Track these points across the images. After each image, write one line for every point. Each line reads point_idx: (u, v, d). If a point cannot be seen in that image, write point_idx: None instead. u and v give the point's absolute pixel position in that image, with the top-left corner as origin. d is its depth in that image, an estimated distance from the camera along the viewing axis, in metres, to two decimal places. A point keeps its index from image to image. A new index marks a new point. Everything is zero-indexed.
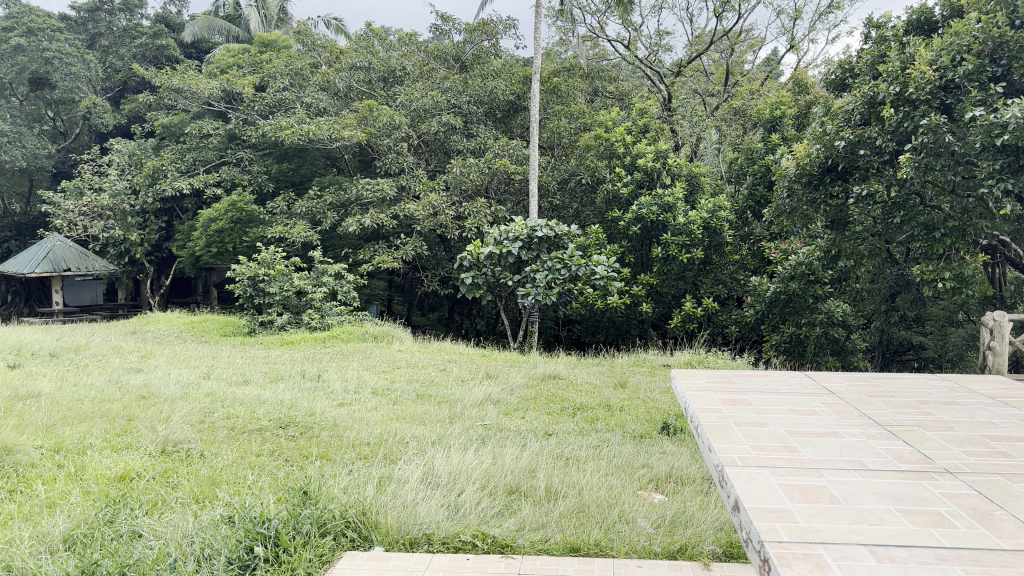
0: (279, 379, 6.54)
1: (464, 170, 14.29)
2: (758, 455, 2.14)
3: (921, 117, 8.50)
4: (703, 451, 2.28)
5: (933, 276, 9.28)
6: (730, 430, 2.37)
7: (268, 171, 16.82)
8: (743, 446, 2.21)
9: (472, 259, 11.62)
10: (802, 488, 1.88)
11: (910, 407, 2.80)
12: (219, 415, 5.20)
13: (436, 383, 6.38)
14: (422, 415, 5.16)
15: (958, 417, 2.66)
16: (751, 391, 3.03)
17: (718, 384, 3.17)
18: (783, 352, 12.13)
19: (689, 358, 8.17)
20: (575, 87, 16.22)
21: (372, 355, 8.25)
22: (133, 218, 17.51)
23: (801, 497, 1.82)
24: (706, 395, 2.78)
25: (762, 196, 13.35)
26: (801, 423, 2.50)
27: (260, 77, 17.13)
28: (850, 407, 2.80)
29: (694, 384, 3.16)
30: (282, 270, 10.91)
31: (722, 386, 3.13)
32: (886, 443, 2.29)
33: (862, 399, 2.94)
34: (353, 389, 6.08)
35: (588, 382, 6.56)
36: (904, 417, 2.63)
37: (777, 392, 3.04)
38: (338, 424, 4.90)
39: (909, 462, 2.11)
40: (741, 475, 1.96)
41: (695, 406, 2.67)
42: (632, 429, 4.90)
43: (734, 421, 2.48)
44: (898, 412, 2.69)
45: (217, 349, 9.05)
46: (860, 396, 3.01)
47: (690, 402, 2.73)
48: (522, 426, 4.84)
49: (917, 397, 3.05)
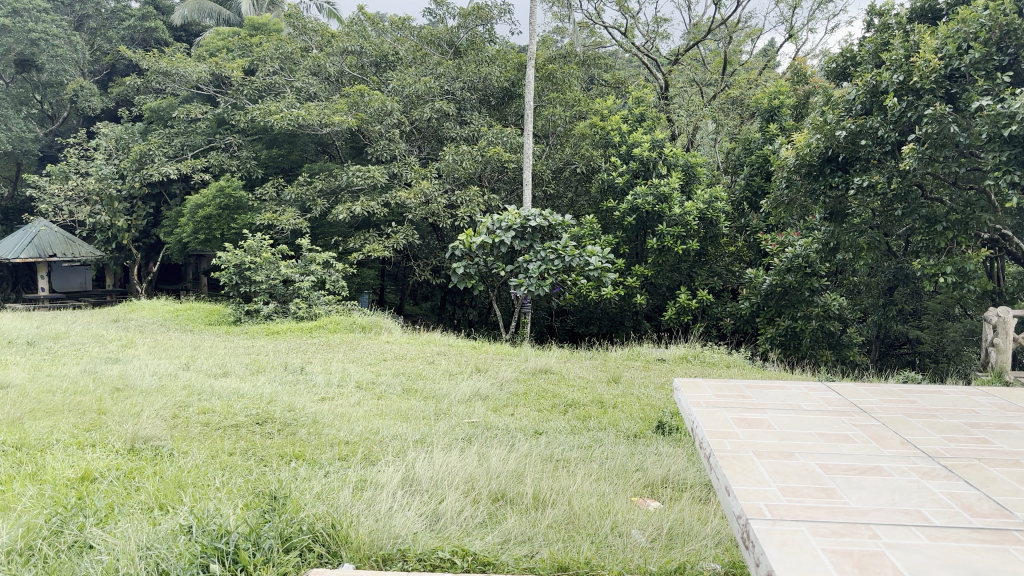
0: (260, 372, 6.31)
1: (457, 158, 14.04)
2: (789, 500, 1.73)
3: (926, 106, 8.29)
4: (719, 491, 1.90)
5: (934, 271, 9.03)
6: (751, 463, 2.00)
7: (257, 157, 16.51)
8: (770, 486, 1.82)
9: (464, 249, 11.36)
10: (854, 553, 1.45)
11: (960, 434, 2.48)
12: (194, 410, 4.96)
13: (423, 377, 6.16)
14: (406, 412, 4.92)
15: (1021, 447, 2.33)
16: (771, 411, 2.71)
17: (732, 401, 2.85)
18: (779, 344, 11.98)
19: (685, 352, 7.95)
20: (570, 74, 15.94)
21: (360, 347, 8.03)
22: (120, 204, 17.18)
23: (855, 569, 1.38)
24: (720, 416, 2.47)
25: (758, 188, 13.32)
26: (832, 453, 2.15)
27: (250, 61, 16.77)
28: (890, 432, 2.46)
29: (703, 401, 2.83)
30: (269, 257, 10.68)
31: (735, 404, 2.81)
32: (944, 484, 1.90)
33: (901, 421, 2.62)
34: (336, 382, 5.84)
35: (580, 377, 6.33)
36: (957, 447, 2.29)
37: (801, 412, 2.71)
38: (318, 420, 4.67)
39: (982, 513, 1.68)
40: (771, 531, 1.54)
41: (706, 429, 2.34)
42: (625, 428, 4.68)
43: (755, 451, 2.12)
44: (948, 441, 2.36)
45: (199, 339, 8.79)
46: (896, 418, 2.69)
47: (699, 425, 2.40)
48: (510, 424, 4.62)
49: (963, 420, 2.74)
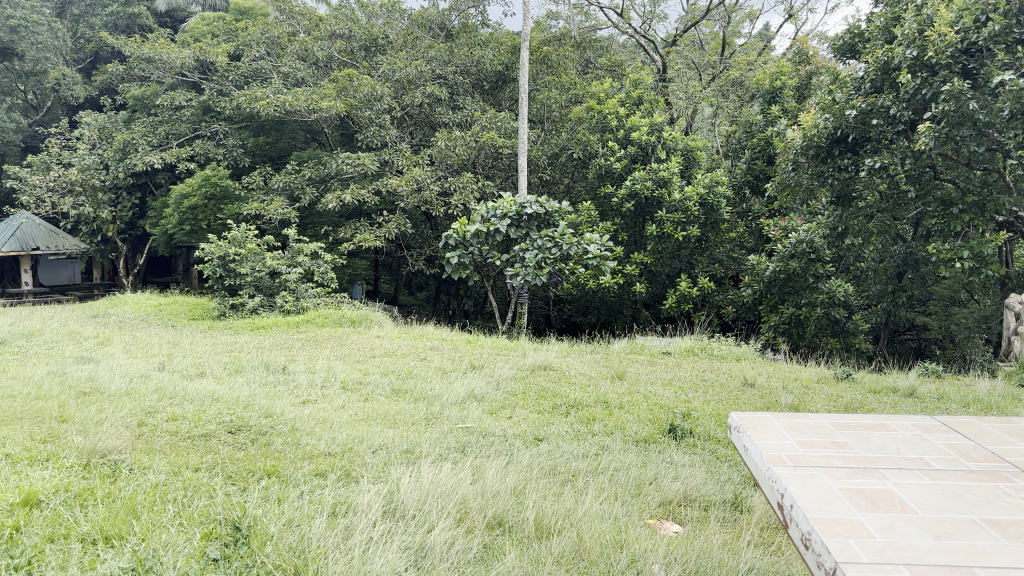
0: (239, 372, 5.90)
1: (450, 144, 13.59)
2: None
3: (942, 82, 7.85)
4: None
5: (950, 255, 8.63)
6: None
7: (243, 145, 16.01)
8: None
9: (458, 238, 10.88)
10: None
11: None
12: (162, 418, 4.55)
13: (415, 376, 5.75)
14: (395, 416, 4.53)
15: None
16: (884, 458, 1.82)
17: (797, 422, 2.18)
18: (782, 333, 11.60)
19: (690, 344, 7.54)
20: (566, 57, 15.51)
21: (349, 342, 7.63)
22: (104, 195, 16.66)
23: None
24: (817, 482, 1.59)
25: (761, 172, 12.88)
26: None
27: (235, 46, 16.24)
28: None
29: (777, 441, 1.95)
30: (254, 249, 10.24)
31: (804, 426, 2.14)
32: None
33: None
34: (320, 383, 5.44)
35: (582, 374, 5.92)
36: None
37: (929, 460, 1.82)
38: (297, 428, 4.26)
39: None
40: None
41: (781, 472, 1.68)
42: (634, 431, 4.29)
43: (907, 560, 1.24)
44: None
45: (180, 335, 8.38)
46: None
47: (770, 464, 1.74)
48: (508, 430, 4.22)
49: None
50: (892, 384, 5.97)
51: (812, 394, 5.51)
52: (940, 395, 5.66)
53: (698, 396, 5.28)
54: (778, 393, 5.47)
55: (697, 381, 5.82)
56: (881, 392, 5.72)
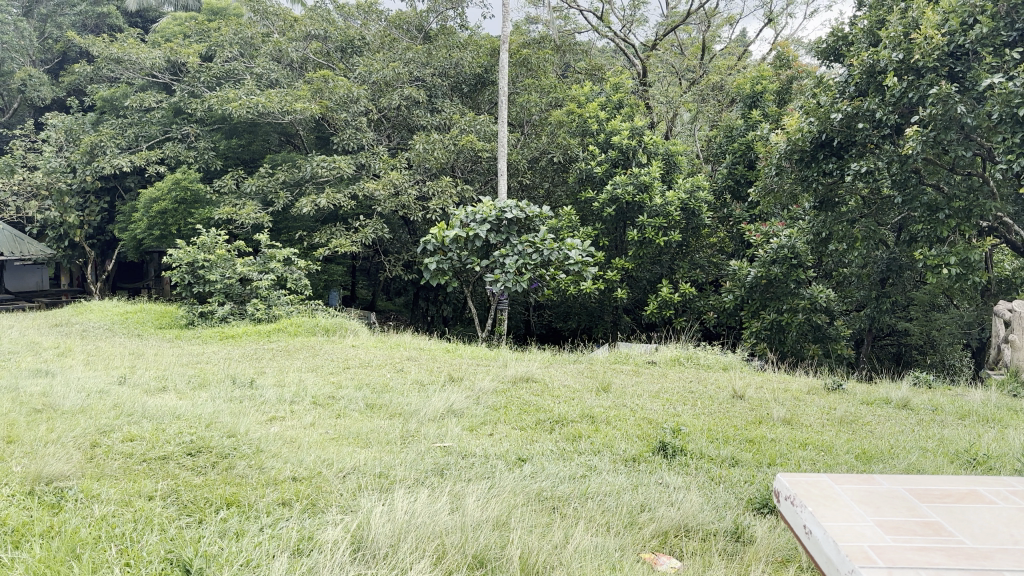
0: (203, 387, 5.57)
1: (427, 147, 13.32)
2: None
3: (929, 85, 7.72)
4: None
5: (937, 262, 8.49)
6: None
7: (216, 147, 15.60)
8: None
9: (436, 243, 10.59)
10: None
11: None
12: (118, 439, 4.23)
13: (390, 390, 5.46)
14: (369, 434, 4.25)
15: None
16: (1007, 561, 1.36)
17: (867, 487, 1.71)
18: (764, 339, 11.44)
19: (676, 354, 7.32)
20: (546, 60, 15.30)
21: (321, 353, 7.32)
22: (71, 199, 16.10)
23: None
24: None
25: (742, 177, 12.74)
26: None
27: (206, 47, 15.81)
28: None
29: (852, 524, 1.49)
30: (224, 255, 9.90)
31: (877, 493, 1.68)
32: None
33: None
34: (290, 399, 5.13)
35: (565, 387, 5.66)
36: None
37: None
38: (263, 450, 3.98)
39: None
40: None
41: None
42: (623, 450, 4.05)
43: None
44: None
45: (144, 346, 8.02)
46: None
47: (857, 569, 1.28)
48: (489, 450, 3.96)
49: None
50: (885, 394, 5.78)
51: (804, 406, 5.29)
52: (935, 406, 5.47)
53: (688, 409, 5.04)
54: (770, 405, 5.25)
55: (686, 394, 5.59)
56: (875, 404, 5.52)
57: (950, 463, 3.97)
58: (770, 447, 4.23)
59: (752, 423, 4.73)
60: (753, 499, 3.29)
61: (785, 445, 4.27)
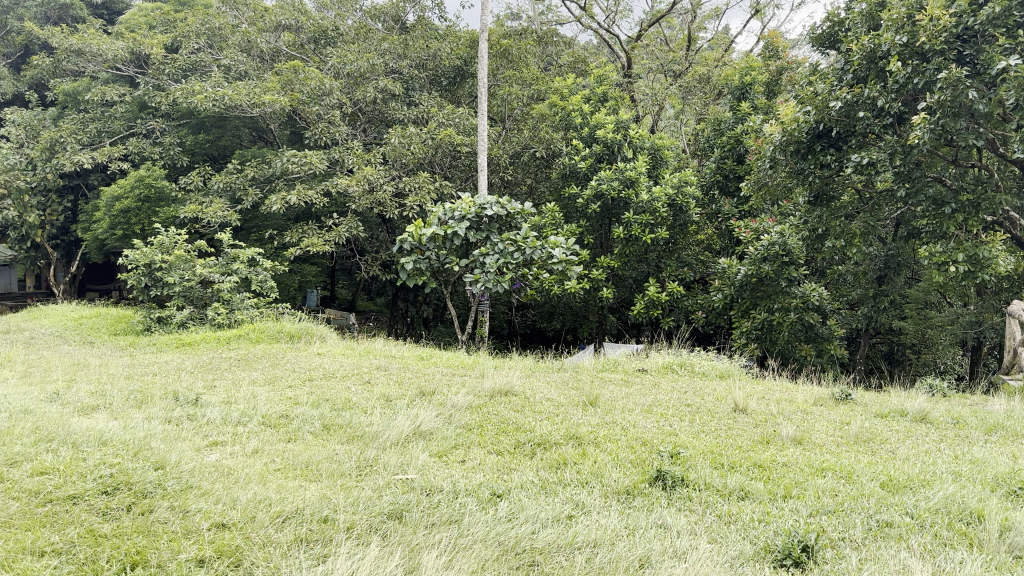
0: (143, 405, 4.94)
1: (404, 141, 12.71)
2: None
3: (936, 70, 7.25)
4: None
5: (943, 259, 8.01)
6: None
7: (182, 143, 14.84)
8: None
9: (413, 241, 9.94)
10: None
11: None
12: (23, 471, 3.53)
13: (352, 407, 4.87)
14: (320, 465, 3.67)
15: None
16: None
17: None
18: (754, 339, 10.87)
19: (667, 360, 6.77)
20: (528, 51, 14.73)
21: (283, 362, 6.70)
22: (31, 198, 15.11)
23: None
24: None
25: (731, 171, 12.19)
26: None
27: (172, 37, 15.04)
28: None
29: None
30: (183, 255, 9.25)
31: None
32: None
33: None
34: (235, 421, 4.52)
35: (549, 401, 5.10)
36: None
37: None
38: (193, 487, 3.39)
39: None
40: None
41: None
42: (614, 480, 3.49)
43: None
44: None
45: (91, 355, 7.35)
46: None
47: None
48: (460, 482, 3.40)
49: None
50: (898, 405, 5.27)
51: (814, 421, 4.76)
52: (956, 420, 4.96)
53: (685, 426, 4.49)
54: (776, 421, 4.70)
55: (682, 407, 5.03)
56: (889, 417, 5.01)
57: (991, 493, 3.45)
58: (783, 474, 3.69)
59: (759, 443, 4.19)
60: (771, 547, 2.78)
61: (799, 471, 3.73)
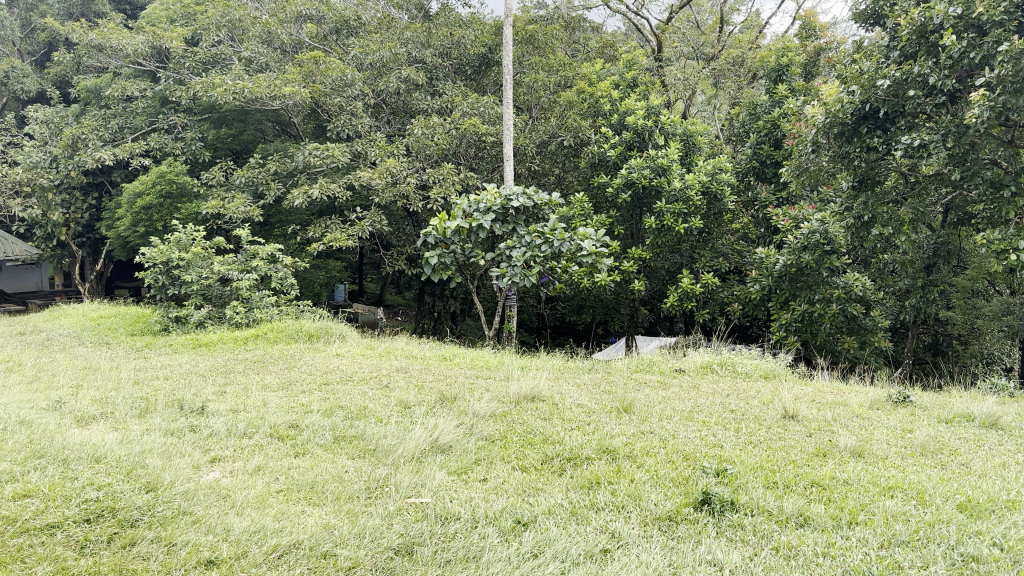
0: (147, 415, 4.64)
1: (427, 132, 12.32)
2: None
3: (995, 43, 6.67)
4: None
5: (1002, 247, 7.43)
6: None
7: (204, 137, 14.65)
8: None
9: (438, 235, 9.55)
10: None
11: None
12: (4, 493, 3.20)
13: (368, 415, 4.52)
14: (326, 486, 3.32)
15: None
16: None
17: None
18: (794, 332, 10.32)
19: (707, 359, 6.33)
20: (553, 36, 14.24)
21: (300, 364, 6.38)
22: (55, 196, 15.02)
23: None
24: None
25: (767, 157, 11.59)
26: None
27: (192, 31, 14.83)
28: None
29: None
30: (200, 252, 9.01)
31: None
32: None
33: None
34: (241, 432, 4.22)
35: (579, 407, 4.71)
36: None
37: None
38: (184, 513, 3.06)
39: None
40: None
41: None
42: (654, 504, 3.09)
43: None
44: None
45: (105, 358, 7.11)
46: None
47: None
48: (481, 507, 3.03)
49: None
50: (964, 409, 4.77)
51: (872, 429, 4.30)
52: None
53: (731, 437, 4.07)
54: (832, 429, 4.25)
55: (726, 414, 4.60)
56: (955, 423, 4.52)
57: None
58: (846, 495, 3.24)
59: (815, 457, 3.75)
60: None
61: (864, 491, 3.29)
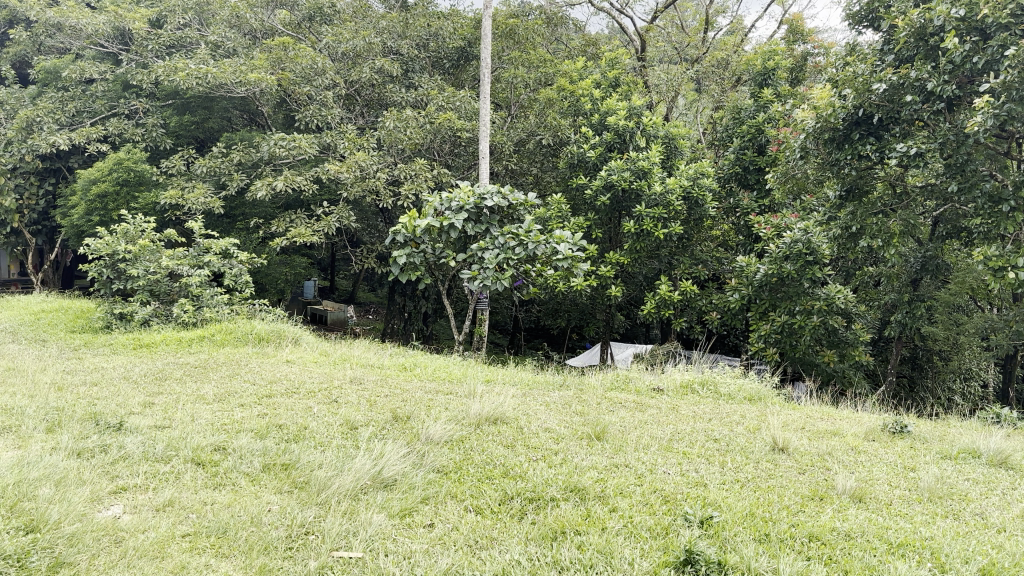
0: (55, 432, 4.05)
1: (400, 125, 11.74)
2: None
3: (1002, 47, 6.27)
4: None
5: (999, 263, 7.02)
6: None
7: (166, 124, 13.93)
8: None
9: (406, 234, 8.96)
10: None
11: None
12: None
13: (308, 438, 3.98)
14: (240, 532, 2.80)
15: None
16: None
17: None
18: (773, 344, 9.82)
19: (688, 378, 5.86)
20: (535, 31, 13.74)
21: (245, 372, 5.82)
22: (8, 181, 14.21)
23: None
24: None
25: (751, 163, 11.13)
26: None
27: (156, 12, 14.13)
28: None
29: None
30: (149, 245, 8.40)
31: None
32: None
33: None
34: (159, 456, 3.68)
35: (546, 432, 4.23)
36: None
37: None
38: (64, 565, 2.51)
39: None
40: None
41: None
42: (628, 564, 2.60)
43: None
44: None
45: (34, 358, 6.50)
46: None
47: None
48: (421, 566, 2.51)
49: None
50: (969, 444, 4.33)
51: (873, 466, 3.85)
52: None
53: (715, 473, 3.60)
54: (827, 467, 3.80)
55: (709, 444, 4.13)
56: (962, 461, 4.09)
57: None
58: (849, 554, 2.78)
59: (810, 502, 3.29)
60: None
61: (870, 549, 2.82)
